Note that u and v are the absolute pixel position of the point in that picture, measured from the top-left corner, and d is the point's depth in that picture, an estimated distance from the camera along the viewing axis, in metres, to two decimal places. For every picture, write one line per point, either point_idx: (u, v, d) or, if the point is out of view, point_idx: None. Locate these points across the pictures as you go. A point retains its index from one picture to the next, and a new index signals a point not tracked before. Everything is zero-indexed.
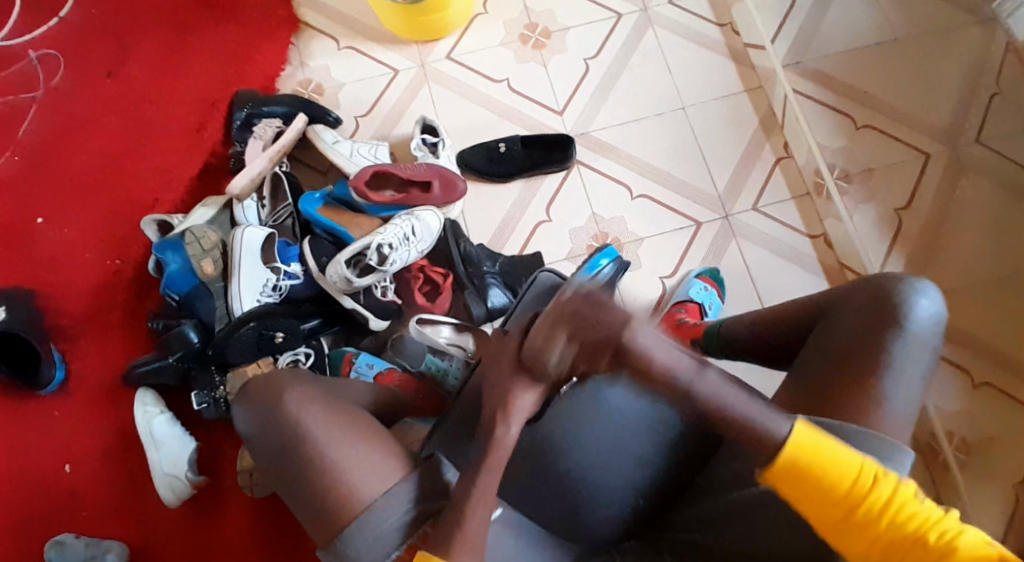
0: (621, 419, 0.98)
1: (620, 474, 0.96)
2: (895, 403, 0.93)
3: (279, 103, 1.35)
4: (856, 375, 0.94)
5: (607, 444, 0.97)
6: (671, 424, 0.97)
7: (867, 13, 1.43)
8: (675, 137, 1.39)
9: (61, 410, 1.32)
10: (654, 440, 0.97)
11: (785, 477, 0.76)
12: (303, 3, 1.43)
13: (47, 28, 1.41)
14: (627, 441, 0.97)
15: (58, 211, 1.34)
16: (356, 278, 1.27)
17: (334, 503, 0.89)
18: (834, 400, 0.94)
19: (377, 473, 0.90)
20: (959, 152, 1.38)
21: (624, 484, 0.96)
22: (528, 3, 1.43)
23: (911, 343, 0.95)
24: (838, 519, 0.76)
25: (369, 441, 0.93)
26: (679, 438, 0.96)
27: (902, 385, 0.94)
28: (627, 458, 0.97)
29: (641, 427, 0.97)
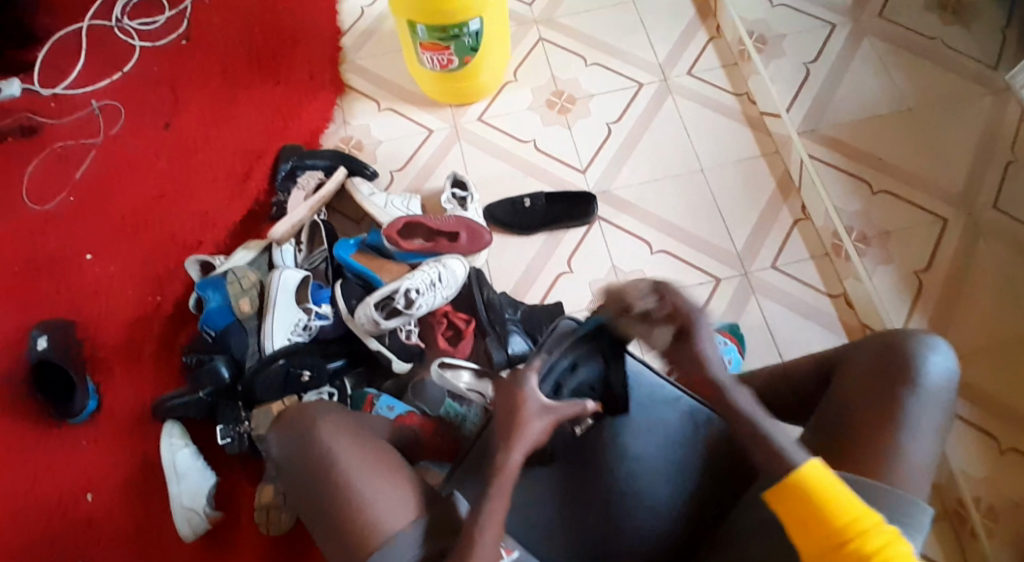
0: (640, 468, 1.01)
1: (637, 522, 0.99)
2: (906, 438, 0.93)
3: (322, 157, 1.46)
4: (867, 409, 0.95)
5: (625, 493, 1.00)
6: (688, 476, 1.00)
7: (880, 84, 1.49)
8: (692, 196, 1.45)
9: (88, 439, 1.36)
10: (672, 490, 1.00)
11: (790, 499, 0.80)
12: (350, 70, 1.57)
13: (111, 81, 1.57)
14: (646, 490, 1.00)
15: (107, 250, 1.45)
16: (384, 320, 1.31)
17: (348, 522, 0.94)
18: (846, 429, 0.96)
19: (394, 504, 0.95)
20: (976, 216, 1.40)
21: (641, 532, 0.99)
22: (555, 73, 1.54)
23: (923, 390, 0.95)
24: (825, 559, 0.77)
25: (394, 473, 0.98)
26: (694, 489, 1.00)
27: (917, 429, 0.94)
28: (646, 507, 1.00)
29: (659, 477, 1.01)
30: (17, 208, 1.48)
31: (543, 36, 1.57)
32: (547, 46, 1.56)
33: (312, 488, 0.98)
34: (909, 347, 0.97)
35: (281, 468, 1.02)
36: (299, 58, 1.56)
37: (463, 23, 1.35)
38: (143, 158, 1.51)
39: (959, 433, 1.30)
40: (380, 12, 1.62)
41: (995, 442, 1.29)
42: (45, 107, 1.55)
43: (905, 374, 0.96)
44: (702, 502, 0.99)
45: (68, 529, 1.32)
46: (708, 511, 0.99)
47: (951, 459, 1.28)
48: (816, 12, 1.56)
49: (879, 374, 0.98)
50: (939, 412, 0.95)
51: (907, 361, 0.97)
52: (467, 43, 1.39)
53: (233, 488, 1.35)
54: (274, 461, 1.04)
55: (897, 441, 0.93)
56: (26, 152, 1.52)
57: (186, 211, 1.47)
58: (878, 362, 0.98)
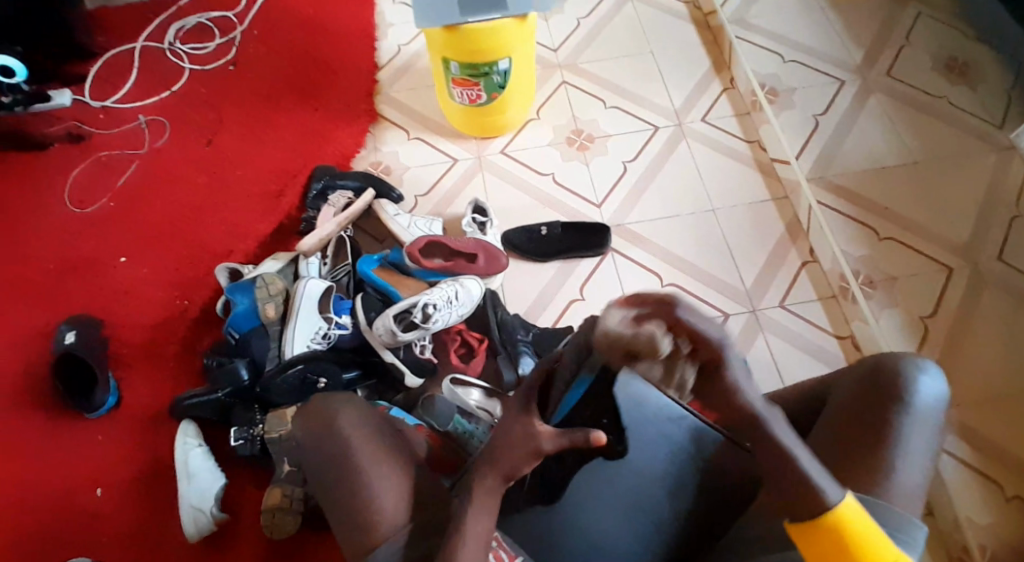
0: (641, 481, 1.04)
1: (635, 535, 1.02)
2: (903, 448, 0.95)
3: (351, 178, 1.54)
4: (860, 417, 0.98)
5: (625, 505, 1.03)
6: (687, 492, 1.04)
7: (887, 138, 1.56)
8: (703, 233, 1.50)
9: (103, 434, 1.40)
10: (673, 506, 1.03)
11: (820, 537, 0.79)
12: (384, 101, 1.67)
13: (158, 99, 1.68)
14: (646, 503, 1.03)
15: (140, 254, 1.53)
16: (401, 332, 1.36)
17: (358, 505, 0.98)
18: (843, 437, 0.98)
19: (394, 498, 0.99)
20: (980, 265, 1.44)
21: (640, 544, 1.02)
22: (577, 114, 1.63)
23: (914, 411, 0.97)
24: None
25: (397, 466, 1.02)
26: (693, 505, 1.03)
27: (910, 437, 0.96)
28: (646, 520, 1.03)
29: (660, 492, 1.04)
30: (58, 209, 1.57)
31: (566, 79, 1.67)
32: (569, 88, 1.65)
33: (321, 475, 1.02)
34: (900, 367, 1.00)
35: (304, 456, 1.05)
36: (337, 89, 1.67)
37: (494, 62, 1.45)
38: (183, 171, 1.60)
39: (963, 478, 1.30)
40: (415, 50, 1.73)
41: (999, 488, 1.29)
42: (94, 118, 1.66)
43: (893, 386, 0.99)
44: (712, 505, 1.04)
45: (74, 518, 1.34)
46: (715, 514, 1.04)
47: (954, 503, 1.28)
48: (826, 69, 1.65)
49: (863, 403, 0.99)
50: (930, 432, 0.97)
51: (900, 378, 0.99)
52: (497, 81, 1.49)
53: (240, 490, 1.37)
54: (296, 446, 1.07)
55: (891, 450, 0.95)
56: (74, 158, 1.62)
57: (218, 222, 1.54)
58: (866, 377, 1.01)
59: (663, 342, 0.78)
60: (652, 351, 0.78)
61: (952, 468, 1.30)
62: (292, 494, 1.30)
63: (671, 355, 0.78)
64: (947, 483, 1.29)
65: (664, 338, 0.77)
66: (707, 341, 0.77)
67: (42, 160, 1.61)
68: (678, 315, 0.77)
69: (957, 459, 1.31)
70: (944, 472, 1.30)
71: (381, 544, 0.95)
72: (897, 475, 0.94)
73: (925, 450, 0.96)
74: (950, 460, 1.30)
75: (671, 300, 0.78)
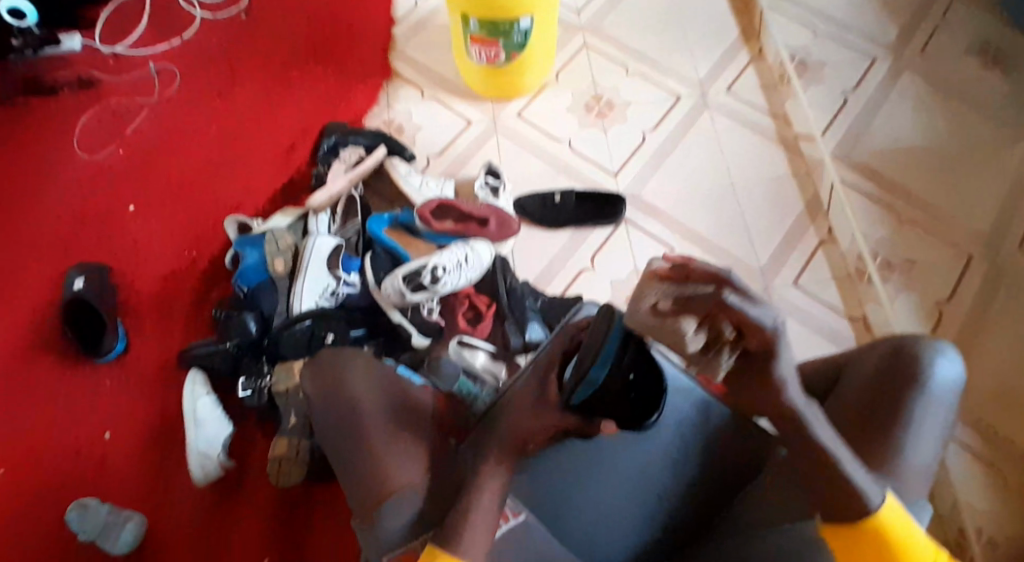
0: (647, 458, 1.05)
1: (639, 512, 1.04)
2: (914, 440, 0.95)
3: (364, 136, 1.52)
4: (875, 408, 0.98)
5: (630, 481, 1.05)
6: (691, 472, 1.05)
7: (915, 119, 1.52)
8: (719, 208, 1.48)
9: (111, 379, 1.41)
10: (676, 485, 1.05)
11: (855, 536, 0.83)
12: (399, 57, 1.63)
13: (171, 47, 1.65)
14: (650, 482, 1.05)
15: (151, 203, 1.52)
16: (410, 293, 1.35)
17: (368, 475, 1.00)
18: (854, 429, 0.98)
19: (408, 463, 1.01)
20: (1000, 256, 1.41)
21: (642, 521, 1.03)
22: (597, 79, 1.59)
23: (931, 396, 0.97)
24: None
25: (401, 436, 1.04)
26: (696, 485, 1.05)
27: (921, 432, 0.96)
28: (649, 498, 1.04)
29: (665, 472, 1.05)
30: (70, 155, 1.56)
31: (588, 42, 1.63)
32: (590, 52, 1.61)
33: (329, 428, 1.06)
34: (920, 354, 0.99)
35: (315, 415, 1.08)
36: (353, 43, 1.64)
37: (515, 20, 1.41)
38: (195, 122, 1.58)
39: (967, 467, 1.29)
40: (433, 7, 1.69)
41: (1003, 479, 1.28)
42: (105, 64, 1.64)
43: (906, 378, 0.98)
44: (715, 481, 1.05)
45: (81, 464, 1.36)
46: (719, 489, 1.05)
47: (956, 489, 1.28)
48: (856, 45, 1.60)
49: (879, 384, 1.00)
50: (939, 415, 0.97)
51: (918, 364, 0.98)
52: (517, 41, 1.45)
53: (246, 443, 1.39)
54: (308, 401, 1.10)
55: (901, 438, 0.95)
56: (86, 104, 1.60)
57: (229, 175, 1.53)
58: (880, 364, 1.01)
59: (697, 337, 0.74)
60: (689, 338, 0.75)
61: (957, 457, 1.30)
62: (298, 444, 1.32)
63: (714, 349, 0.75)
64: (950, 472, 1.29)
65: (699, 332, 0.74)
66: (758, 330, 0.73)
67: (52, 105, 1.60)
68: (731, 305, 0.71)
69: (964, 449, 1.30)
70: (949, 461, 1.30)
71: (384, 503, 0.98)
72: (907, 453, 0.94)
73: (937, 435, 0.97)
74: (956, 449, 1.30)
75: (723, 274, 0.72)
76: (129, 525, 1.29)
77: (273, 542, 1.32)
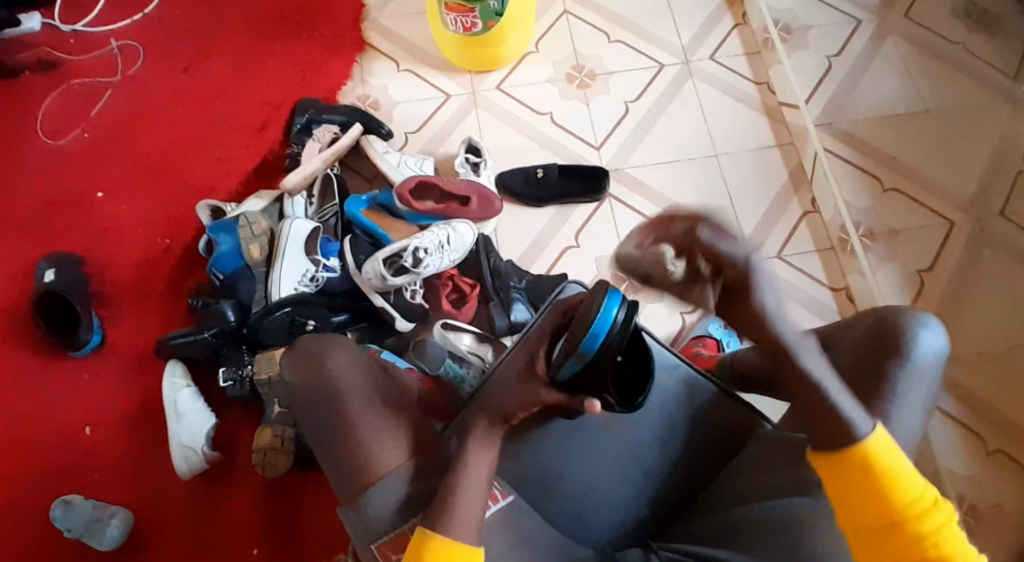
0: (636, 430, 1.04)
1: (628, 484, 1.03)
2: (898, 413, 0.95)
3: (339, 113, 1.47)
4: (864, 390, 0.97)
5: (619, 454, 1.03)
6: (681, 442, 1.04)
7: (899, 83, 1.49)
8: (704, 180, 1.46)
9: (89, 374, 1.38)
10: (664, 456, 1.04)
11: (842, 466, 0.82)
12: (371, 28, 1.57)
13: (132, 22, 1.57)
14: (639, 454, 1.03)
15: (119, 189, 1.46)
16: (391, 277, 1.32)
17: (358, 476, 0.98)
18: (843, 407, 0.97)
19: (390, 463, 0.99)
20: (983, 222, 1.41)
21: (631, 493, 1.03)
22: (577, 48, 1.54)
23: (913, 366, 0.97)
24: (873, 521, 0.81)
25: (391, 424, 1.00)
26: (684, 455, 1.04)
27: (905, 410, 0.96)
28: (638, 469, 1.03)
29: (653, 443, 1.04)
30: (31, 140, 1.49)
31: (567, 8, 1.57)
32: (571, 19, 1.56)
33: (314, 412, 1.02)
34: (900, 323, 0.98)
35: (297, 403, 1.04)
36: (323, 13, 1.57)
37: None
38: (162, 102, 1.51)
39: (949, 433, 1.31)
40: None
41: (984, 445, 1.31)
42: (64, 43, 1.56)
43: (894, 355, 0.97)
44: (701, 454, 1.04)
45: (65, 461, 1.34)
46: (705, 462, 1.04)
47: (938, 456, 1.30)
48: (843, 7, 1.56)
49: (858, 361, 0.99)
50: (924, 387, 0.97)
51: (901, 336, 0.97)
52: (494, 7, 1.40)
53: (232, 432, 1.37)
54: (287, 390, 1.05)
55: (890, 419, 0.95)
56: (45, 85, 1.53)
57: (201, 156, 1.48)
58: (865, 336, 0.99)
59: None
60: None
61: (940, 425, 1.32)
62: (282, 434, 1.30)
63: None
64: (935, 440, 1.31)
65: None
66: None
67: (10, 88, 1.52)
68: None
69: (948, 417, 1.32)
70: (933, 430, 1.31)
71: (372, 496, 0.96)
72: (893, 429, 0.96)
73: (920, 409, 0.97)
74: (940, 418, 1.32)
75: None
76: (115, 521, 1.27)
77: (264, 531, 1.31)
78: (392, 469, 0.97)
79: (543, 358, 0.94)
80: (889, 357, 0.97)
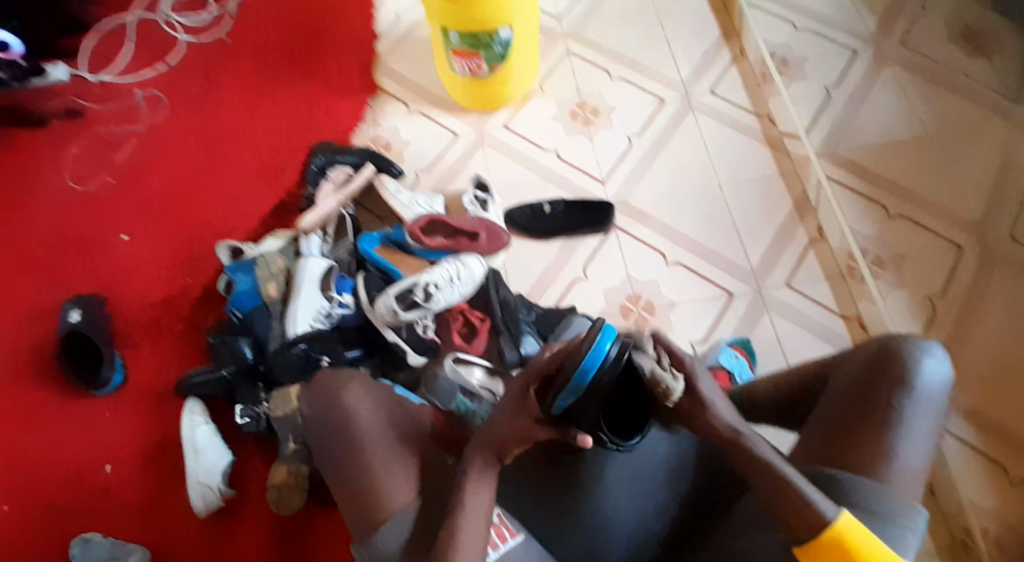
0: (643, 458, 1.04)
1: (633, 512, 1.03)
2: (905, 443, 0.95)
3: (350, 154, 1.52)
4: (866, 415, 0.97)
5: (625, 481, 1.04)
6: (688, 468, 1.04)
7: (898, 110, 1.52)
8: (709, 211, 1.48)
9: (111, 411, 1.41)
10: (671, 485, 1.04)
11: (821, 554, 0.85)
12: (383, 73, 1.63)
13: (155, 73, 1.65)
14: (646, 482, 1.04)
15: (141, 231, 1.52)
16: (403, 311, 1.36)
17: (365, 502, 1.00)
18: (847, 436, 0.98)
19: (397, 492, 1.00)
20: (989, 243, 1.41)
21: (635, 520, 1.03)
22: (581, 85, 1.59)
23: (918, 395, 0.97)
24: None
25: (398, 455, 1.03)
26: (691, 481, 1.04)
27: (912, 438, 0.96)
28: (645, 497, 1.03)
29: (660, 470, 1.04)
30: (59, 185, 1.56)
31: (570, 48, 1.62)
32: (573, 59, 1.61)
33: (324, 442, 1.06)
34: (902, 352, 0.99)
35: (308, 429, 1.08)
36: (336, 60, 1.63)
37: (494, 32, 1.41)
38: (182, 147, 1.58)
39: (968, 460, 1.29)
40: (414, 20, 1.68)
41: (1004, 471, 1.28)
42: (92, 93, 1.63)
43: (898, 380, 0.98)
44: (706, 471, 1.04)
45: (85, 496, 1.36)
46: (712, 489, 1.04)
47: (959, 485, 1.28)
48: (839, 38, 1.59)
49: (864, 387, 0.99)
50: (930, 414, 0.97)
51: (905, 364, 0.98)
52: (498, 52, 1.45)
53: (248, 468, 1.39)
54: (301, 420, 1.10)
55: (898, 443, 0.95)
56: (72, 133, 1.60)
57: (219, 198, 1.53)
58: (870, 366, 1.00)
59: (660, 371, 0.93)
60: (640, 347, 0.95)
61: (956, 451, 1.30)
62: (297, 471, 1.32)
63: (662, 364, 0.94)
64: (951, 467, 1.29)
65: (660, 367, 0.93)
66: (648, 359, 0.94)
67: (39, 136, 1.59)
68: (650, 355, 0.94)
69: (963, 442, 1.30)
70: (948, 455, 1.29)
71: (382, 525, 0.98)
72: (897, 455, 0.95)
73: (927, 430, 0.97)
74: (954, 442, 1.30)
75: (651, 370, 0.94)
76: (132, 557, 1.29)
77: None
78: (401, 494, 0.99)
79: (536, 393, 0.96)
80: (895, 382, 0.98)
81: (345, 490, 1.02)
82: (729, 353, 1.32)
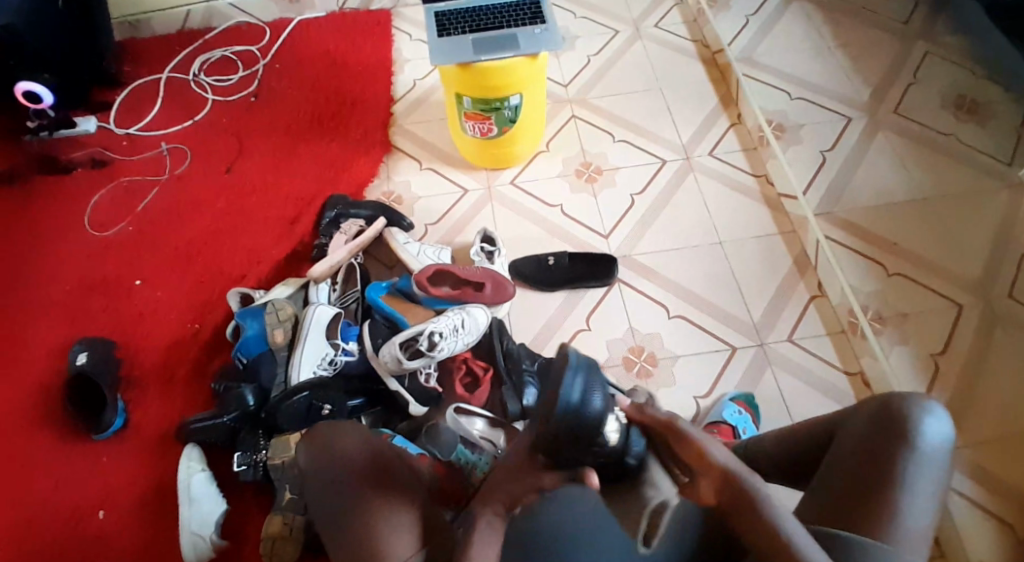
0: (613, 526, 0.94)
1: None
2: (907, 508, 0.92)
3: (364, 208, 1.56)
4: (872, 475, 0.94)
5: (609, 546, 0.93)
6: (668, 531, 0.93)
7: (895, 175, 1.58)
8: (712, 268, 1.51)
9: (108, 456, 1.38)
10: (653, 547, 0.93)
11: None
12: (398, 133, 1.71)
13: (180, 128, 1.73)
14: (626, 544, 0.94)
15: (155, 277, 1.55)
16: (406, 360, 1.32)
17: (365, 527, 0.98)
18: (854, 492, 0.94)
19: (399, 528, 0.97)
20: (992, 304, 1.43)
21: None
22: (586, 147, 1.67)
23: (920, 456, 0.94)
24: None
25: (394, 495, 1.00)
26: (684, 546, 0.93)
27: (916, 497, 0.92)
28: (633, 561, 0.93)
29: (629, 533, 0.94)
30: (80, 231, 1.60)
31: (575, 113, 1.71)
32: (579, 122, 1.70)
33: (325, 496, 1.02)
34: (906, 410, 0.98)
35: (308, 484, 1.04)
36: (356, 121, 1.72)
37: (505, 97, 1.48)
38: (203, 199, 1.63)
39: (978, 522, 1.25)
40: (430, 84, 1.78)
41: (1015, 533, 1.24)
42: (118, 145, 1.71)
43: (903, 434, 0.95)
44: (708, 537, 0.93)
45: (74, 541, 1.31)
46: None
47: (968, 545, 1.23)
48: (833, 106, 1.69)
49: (867, 447, 0.96)
50: (934, 473, 0.94)
51: (906, 423, 0.96)
52: (508, 115, 1.52)
53: (241, 519, 1.33)
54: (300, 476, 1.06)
55: (900, 485, 0.93)
56: (95, 182, 1.66)
57: (235, 246, 1.57)
58: (877, 426, 0.97)
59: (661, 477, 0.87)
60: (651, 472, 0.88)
61: (962, 509, 1.26)
62: (292, 522, 1.27)
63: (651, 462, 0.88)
64: (959, 525, 1.25)
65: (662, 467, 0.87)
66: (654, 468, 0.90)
67: (64, 183, 1.65)
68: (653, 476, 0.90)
69: (971, 502, 1.26)
70: (954, 512, 1.25)
71: None
72: (902, 517, 0.91)
73: (932, 492, 0.93)
74: (962, 501, 1.26)
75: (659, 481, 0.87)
76: None
77: None
78: (394, 537, 0.96)
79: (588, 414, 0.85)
80: (899, 441, 0.95)
81: (348, 524, 0.98)
82: (731, 409, 1.31)
